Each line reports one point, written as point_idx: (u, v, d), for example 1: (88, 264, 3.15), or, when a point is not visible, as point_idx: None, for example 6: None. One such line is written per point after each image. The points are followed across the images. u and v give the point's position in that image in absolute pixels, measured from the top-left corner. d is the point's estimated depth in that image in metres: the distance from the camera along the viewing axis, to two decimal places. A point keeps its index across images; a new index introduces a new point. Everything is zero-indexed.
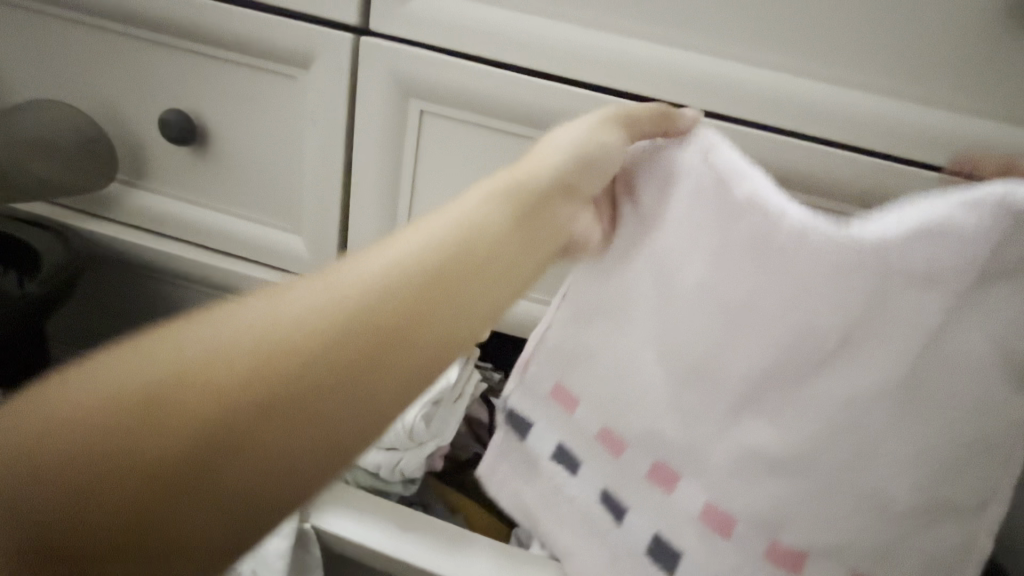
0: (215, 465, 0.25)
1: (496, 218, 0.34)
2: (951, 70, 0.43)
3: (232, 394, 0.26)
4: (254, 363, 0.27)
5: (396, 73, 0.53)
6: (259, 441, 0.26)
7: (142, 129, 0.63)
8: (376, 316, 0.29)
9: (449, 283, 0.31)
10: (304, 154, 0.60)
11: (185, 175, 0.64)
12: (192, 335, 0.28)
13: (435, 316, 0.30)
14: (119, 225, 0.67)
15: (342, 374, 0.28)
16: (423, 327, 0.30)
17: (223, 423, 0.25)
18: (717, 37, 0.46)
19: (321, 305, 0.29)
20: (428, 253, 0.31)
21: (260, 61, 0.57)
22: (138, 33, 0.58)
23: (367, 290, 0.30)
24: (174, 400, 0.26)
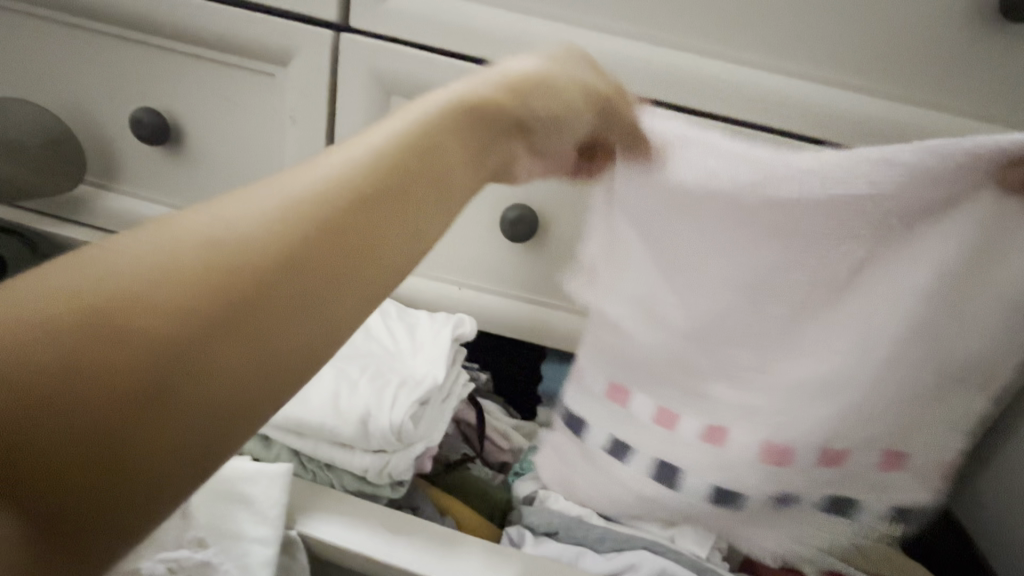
0: (27, 479, 0.17)
1: (434, 129, 0.25)
2: (932, 71, 0.44)
3: (38, 375, 0.17)
4: (69, 327, 0.18)
5: (377, 70, 0.52)
6: (89, 434, 0.18)
7: (113, 128, 0.60)
8: (263, 252, 0.20)
9: (372, 202, 0.22)
10: (283, 153, 0.57)
11: (159, 176, 0.62)
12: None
13: (354, 250, 0.22)
14: (89, 228, 0.64)
15: (216, 329, 0.19)
16: (338, 264, 0.21)
17: (28, 416, 0.17)
18: (704, 37, 0.46)
19: (178, 248, 0.20)
20: (342, 172, 0.22)
21: (235, 58, 0.54)
22: (106, 29, 0.55)
23: (252, 223, 0.21)
24: (48, 335, 0.18)
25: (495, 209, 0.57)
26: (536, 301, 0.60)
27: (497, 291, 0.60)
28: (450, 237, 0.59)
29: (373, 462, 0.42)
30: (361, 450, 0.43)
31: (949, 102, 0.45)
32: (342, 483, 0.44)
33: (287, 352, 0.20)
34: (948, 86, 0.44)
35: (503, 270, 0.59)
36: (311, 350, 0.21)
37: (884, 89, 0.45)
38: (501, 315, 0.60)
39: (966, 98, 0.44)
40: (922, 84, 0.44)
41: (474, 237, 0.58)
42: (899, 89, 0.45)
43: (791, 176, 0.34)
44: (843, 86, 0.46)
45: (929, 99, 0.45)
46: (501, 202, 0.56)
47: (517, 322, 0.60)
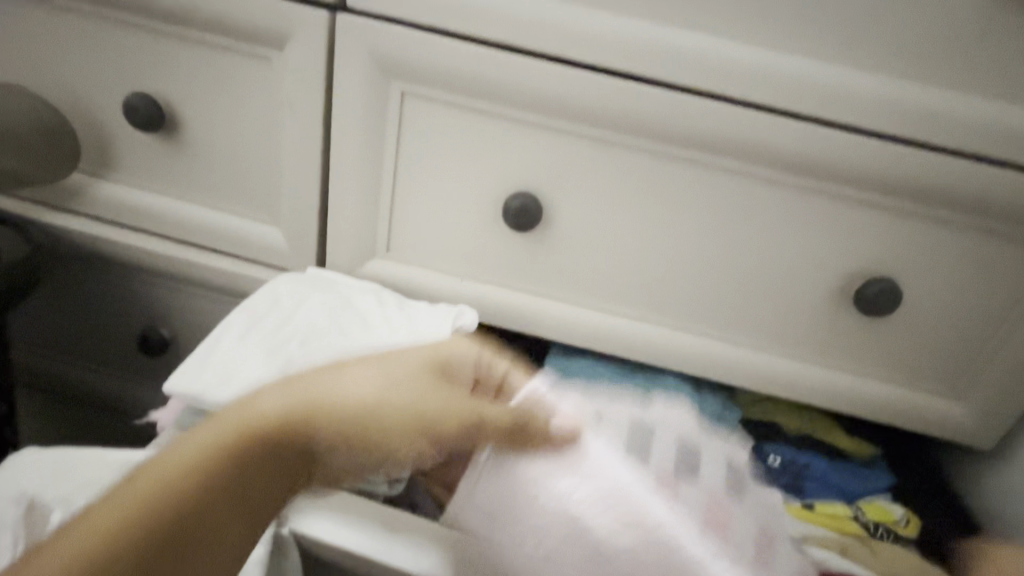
0: (286, 460, 0.34)
1: (429, 340, 0.42)
2: (939, 48, 0.45)
3: (261, 458, 0.33)
4: (265, 433, 0.34)
5: (376, 53, 0.50)
6: (309, 455, 0.35)
7: (106, 115, 0.59)
8: (356, 411, 0.37)
9: (415, 396, 0.40)
10: (280, 140, 0.56)
11: (153, 163, 0.60)
12: (175, 454, 0.33)
13: (416, 397, 0.40)
14: (83, 218, 0.63)
15: (358, 437, 0.37)
16: (414, 408, 0.40)
17: (275, 439, 0.34)
18: (713, 15, 0.46)
19: (290, 406, 0.35)
20: (377, 385, 0.39)
21: (230, 42, 0.53)
22: (98, 12, 0.54)
23: (351, 406, 0.37)
24: (210, 482, 0.32)
25: (498, 199, 0.55)
26: (539, 291, 0.58)
27: (500, 283, 0.59)
28: (452, 228, 0.57)
29: None
30: None
31: (953, 79, 0.46)
32: None
33: (375, 411, 0.38)
34: (951, 63, 0.45)
35: (505, 261, 0.57)
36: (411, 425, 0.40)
37: (891, 65, 0.46)
38: (503, 307, 0.59)
39: (970, 74, 0.45)
40: (930, 60, 0.45)
41: (476, 227, 0.57)
42: (906, 66, 0.46)
43: None
44: (849, 62, 0.46)
45: (934, 75, 0.46)
46: (504, 191, 0.55)
47: (520, 316, 0.59)
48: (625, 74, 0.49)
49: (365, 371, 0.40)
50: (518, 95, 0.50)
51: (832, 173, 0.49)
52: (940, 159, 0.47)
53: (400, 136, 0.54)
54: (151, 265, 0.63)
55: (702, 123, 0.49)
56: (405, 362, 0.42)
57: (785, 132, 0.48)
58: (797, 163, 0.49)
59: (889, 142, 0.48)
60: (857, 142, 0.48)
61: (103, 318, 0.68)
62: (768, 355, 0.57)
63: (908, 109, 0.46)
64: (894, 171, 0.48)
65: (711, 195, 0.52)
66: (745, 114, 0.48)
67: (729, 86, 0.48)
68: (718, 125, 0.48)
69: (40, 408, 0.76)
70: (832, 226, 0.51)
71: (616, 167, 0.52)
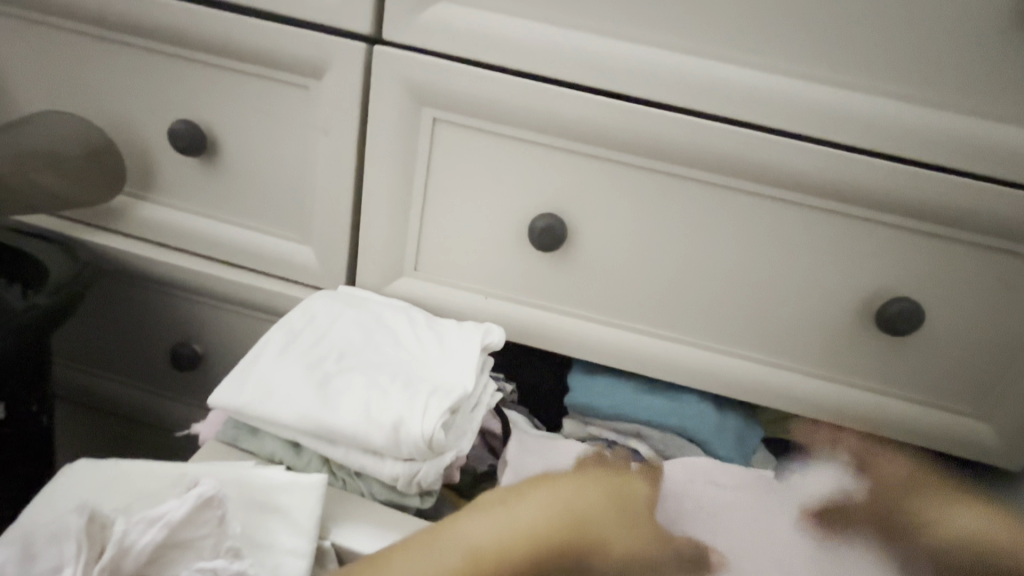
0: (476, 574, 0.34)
1: (587, 493, 0.38)
2: (949, 73, 0.46)
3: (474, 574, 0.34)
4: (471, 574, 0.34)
5: (409, 81, 0.52)
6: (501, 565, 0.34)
7: (151, 140, 0.62)
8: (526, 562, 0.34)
9: (578, 526, 0.36)
10: (316, 163, 0.58)
11: (194, 185, 0.63)
12: (432, 554, 0.35)
13: (580, 542, 0.36)
14: (125, 237, 0.66)
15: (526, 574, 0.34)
16: (581, 542, 0.36)
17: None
18: (729, 45, 0.48)
19: (462, 557, 0.34)
20: (543, 522, 0.36)
21: (271, 71, 0.56)
22: (148, 45, 0.57)
23: (507, 547, 0.35)
24: None
25: (523, 219, 0.57)
26: (563, 308, 0.60)
27: (524, 301, 0.60)
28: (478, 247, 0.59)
29: (404, 470, 0.41)
30: (391, 458, 0.41)
31: (966, 103, 0.47)
32: (371, 492, 0.42)
33: (561, 510, 0.36)
34: (964, 89, 0.46)
35: (529, 279, 0.59)
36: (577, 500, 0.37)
37: (905, 91, 0.47)
38: (527, 324, 0.60)
39: (983, 100, 0.46)
40: (941, 87, 0.47)
41: (501, 246, 0.58)
42: (919, 92, 0.47)
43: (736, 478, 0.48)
44: (864, 89, 0.47)
45: (946, 100, 0.47)
46: (529, 212, 0.56)
47: (543, 333, 0.60)
48: (645, 101, 0.50)
49: (520, 502, 0.37)
50: (544, 121, 0.52)
51: (849, 196, 0.50)
52: (955, 182, 0.48)
53: (430, 159, 0.56)
54: (187, 282, 0.66)
55: (723, 146, 0.50)
56: (546, 497, 0.37)
57: (802, 156, 0.49)
58: (815, 185, 0.50)
59: (902, 165, 0.49)
60: (874, 165, 0.49)
61: (138, 333, 0.70)
62: (791, 373, 0.58)
63: (927, 132, 0.47)
64: (910, 194, 0.49)
65: (732, 216, 0.53)
66: (762, 139, 0.49)
67: (746, 113, 0.49)
68: (739, 149, 0.50)
69: (73, 420, 0.79)
70: (852, 246, 0.52)
71: (639, 190, 0.53)
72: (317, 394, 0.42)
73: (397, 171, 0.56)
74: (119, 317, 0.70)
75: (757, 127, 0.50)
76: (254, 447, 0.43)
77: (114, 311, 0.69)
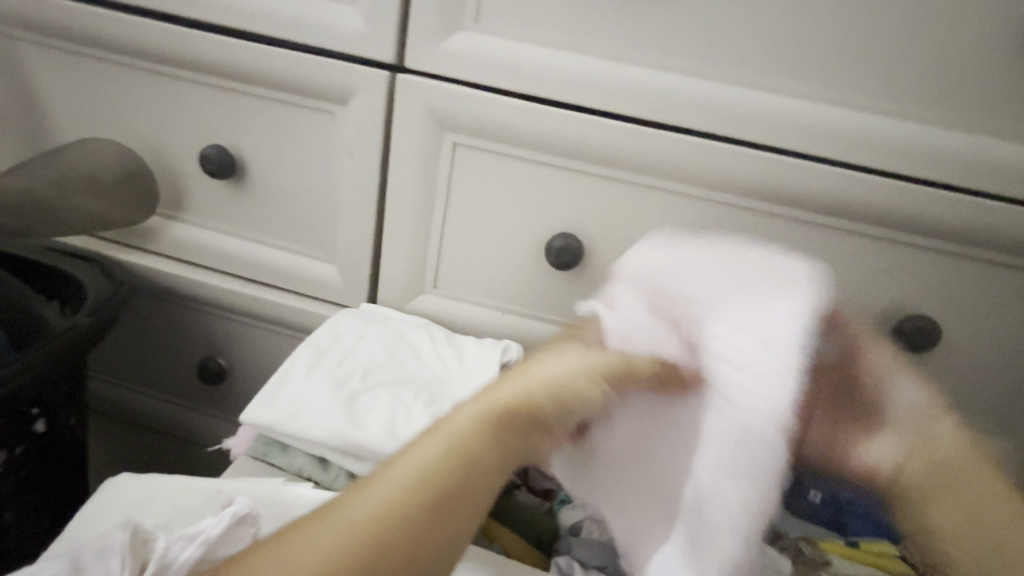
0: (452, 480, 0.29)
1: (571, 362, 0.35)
2: (968, 94, 0.46)
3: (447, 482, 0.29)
4: (441, 478, 0.29)
5: (431, 108, 0.54)
6: (478, 467, 0.30)
7: (182, 164, 0.65)
8: (496, 422, 0.32)
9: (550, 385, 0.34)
10: (339, 185, 0.60)
11: (222, 206, 0.66)
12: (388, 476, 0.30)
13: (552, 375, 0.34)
14: (157, 256, 0.69)
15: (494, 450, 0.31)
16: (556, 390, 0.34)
17: (417, 512, 0.28)
18: (743, 68, 0.48)
19: (428, 460, 0.30)
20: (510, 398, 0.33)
21: (298, 98, 0.58)
22: (181, 74, 0.60)
23: (471, 433, 0.31)
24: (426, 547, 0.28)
25: (540, 239, 0.58)
26: None
27: (541, 317, 0.61)
28: (496, 266, 0.60)
29: None
30: None
31: (986, 124, 0.46)
32: None
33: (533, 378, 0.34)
34: (983, 109, 0.46)
35: (545, 297, 0.60)
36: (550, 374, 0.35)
37: (922, 112, 0.47)
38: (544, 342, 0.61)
39: (1003, 120, 0.46)
40: (959, 108, 0.46)
41: (519, 265, 0.59)
42: (937, 113, 0.47)
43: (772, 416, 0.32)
44: (880, 110, 0.47)
45: (964, 121, 0.46)
46: (546, 231, 0.58)
47: None
48: (659, 124, 0.51)
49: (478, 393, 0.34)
50: (560, 144, 0.53)
51: (864, 215, 0.50)
52: (971, 203, 0.48)
53: (449, 181, 0.57)
54: (215, 298, 0.68)
55: (738, 168, 0.51)
56: (505, 382, 0.34)
57: (816, 176, 0.49)
58: (830, 206, 0.50)
59: (917, 185, 0.48)
60: (889, 186, 0.48)
61: (168, 347, 0.73)
62: None
63: (949, 156, 0.47)
64: (927, 214, 0.49)
65: (746, 235, 0.54)
66: (775, 160, 0.50)
67: (758, 135, 0.49)
68: (754, 170, 0.50)
69: (104, 430, 0.81)
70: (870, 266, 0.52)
71: (655, 210, 0.54)
72: (344, 411, 0.43)
73: (416, 193, 0.58)
74: (149, 332, 0.73)
75: (770, 149, 0.50)
76: (281, 463, 0.44)
77: (145, 326, 0.72)
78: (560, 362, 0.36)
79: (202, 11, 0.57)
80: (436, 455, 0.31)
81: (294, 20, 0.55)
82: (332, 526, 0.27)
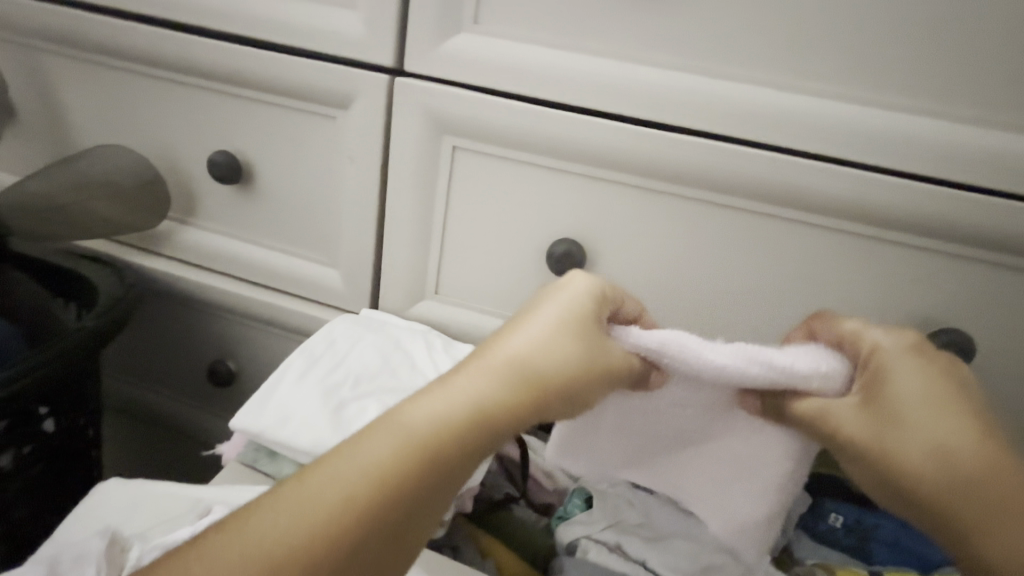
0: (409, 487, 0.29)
1: (552, 344, 0.33)
2: (1003, 89, 0.42)
3: (401, 486, 0.29)
4: (395, 480, 0.29)
5: (430, 111, 0.53)
6: (440, 471, 0.30)
7: (192, 169, 0.66)
8: (466, 427, 0.31)
9: (533, 384, 0.33)
10: (341, 190, 0.60)
11: (231, 211, 0.66)
12: (339, 469, 0.30)
13: (531, 373, 0.33)
14: (169, 260, 0.70)
15: (455, 454, 0.31)
16: (534, 396, 0.32)
17: (365, 516, 0.28)
18: (753, 66, 0.46)
19: (384, 457, 0.30)
20: (479, 399, 0.31)
21: (300, 103, 0.58)
22: (190, 81, 0.61)
23: (432, 431, 0.30)
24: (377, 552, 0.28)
25: (541, 244, 0.56)
26: None
27: None
28: (496, 271, 0.59)
29: None
30: None
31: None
32: None
33: (509, 370, 0.32)
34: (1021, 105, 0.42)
35: None
36: (528, 366, 0.33)
37: (951, 109, 0.43)
38: None
39: None
40: (993, 104, 0.42)
41: (520, 270, 0.58)
42: (968, 110, 0.43)
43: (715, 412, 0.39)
44: (904, 108, 0.44)
45: (999, 119, 0.43)
46: (546, 236, 0.56)
47: None
48: (664, 125, 0.49)
49: (444, 385, 0.32)
50: (561, 147, 0.52)
51: (886, 221, 0.47)
52: (1010, 208, 0.44)
53: (449, 185, 0.56)
54: (223, 301, 0.69)
55: (749, 170, 0.48)
56: (472, 372, 0.32)
57: (833, 179, 0.46)
58: (848, 210, 0.47)
59: (947, 189, 0.45)
60: (915, 189, 0.45)
61: (179, 349, 0.74)
62: None
63: (992, 158, 0.43)
64: (957, 220, 0.45)
65: (757, 241, 0.51)
66: (789, 161, 0.47)
67: (770, 135, 0.46)
68: (765, 172, 0.47)
69: (120, 429, 0.83)
70: (891, 275, 0.49)
71: (659, 214, 0.52)
72: (332, 420, 0.43)
73: (416, 198, 0.57)
74: (161, 333, 0.74)
75: (784, 150, 0.47)
76: (270, 472, 0.43)
77: (158, 328, 0.74)
78: (540, 337, 0.33)
79: (208, 19, 0.57)
80: (391, 454, 0.30)
81: (296, 26, 0.55)
82: (302, 498, 0.29)
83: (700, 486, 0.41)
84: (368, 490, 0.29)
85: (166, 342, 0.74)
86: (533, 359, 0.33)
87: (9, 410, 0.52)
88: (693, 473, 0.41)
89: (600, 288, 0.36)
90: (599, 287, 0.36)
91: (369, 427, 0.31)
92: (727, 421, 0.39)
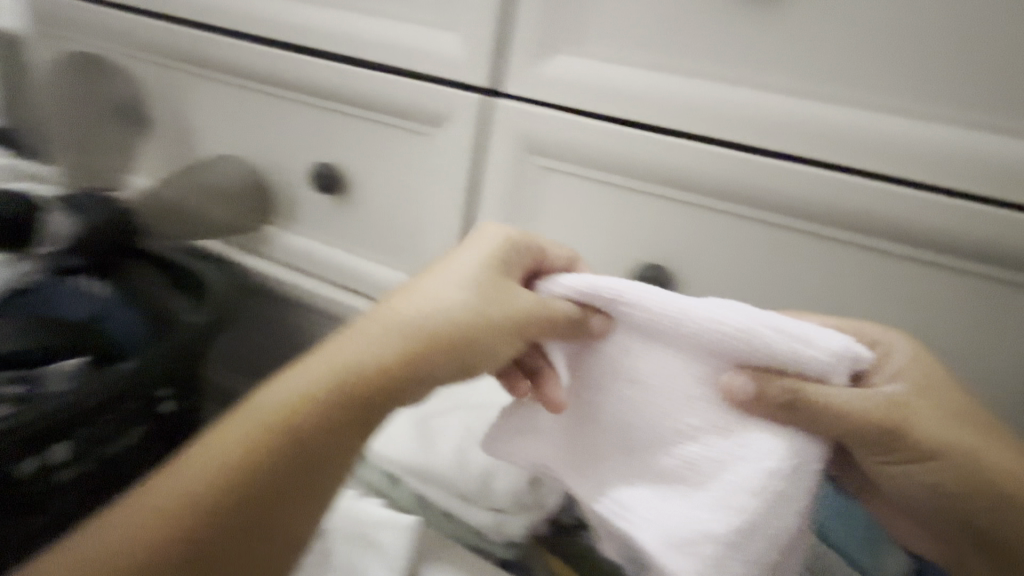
0: (346, 412, 0.34)
1: (453, 293, 0.37)
2: None
3: (294, 423, 0.34)
4: (286, 416, 0.34)
5: (520, 133, 0.54)
6: (373, 398, 0.35)
7: (293, 178, 0.70)
8: (345, 376, 0.35)
9: (426, 339, 0.36)
10: (428, 204, 0.62)
11: (326, 218, 0.71)
12: (274, 395, 0.35)
13: (403, 311, 0.37)
14: (268, 261, 0.76)
15: (337, 393, 0.35)
16: (427, 338, 0.36)
17: (263, 447, 0.33)
18: (868, 91, 0.43)
19: (302, 388, 0.35)
20: (417, 329, 0.36)
21: (395, 120, 0.61)
22: (295, 97, 0.66)
23: (351, 366, 0.35)
24: (257, 481, 0.32)
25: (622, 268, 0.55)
26: None
27: None
28: None
29: (491, 519, 0.43)
30: (480, 504, 0.43)
31: None
32: (460, 534, 0.44)
33: (425, 321, 0.36)
34: None
35: None
36: (418, 316, 0.37)
37: None
38: None
39: None
40: None
41: None
42: None
43: (700, 403, 0.36)
44: None
45: None
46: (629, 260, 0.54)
47: None
48: (763, 151, 0.46)
49: (366, 331, 0.37)
50: (649, 170, 0.50)
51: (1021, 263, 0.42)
52: None
53: (534, 205, 0.57)
54: (314, 302, 0.73)
55: (858, 202, 0.44)
56: (377, 338, 0.36)
57: (957, 216, 0.42)
58: (974, 249, 0.42)
59: None
60: None
61: (275, 343, 0.80)
62: None
63: (981, 160, 0.40)
64: None
65: (866, 280, 0.46)
66: (906, 194, 0.43)
67: (885, 165, 0.43)
68: (874, 204, 0.44)
69: None
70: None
71: (755, 244, 0.49)
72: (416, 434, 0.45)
73: (500, 215, 0.58)
74: (263, 328, 0.81)
75: (900, 182, 0.43)
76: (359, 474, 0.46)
77: (259, 322, 0.80)
78: (444, 289, 0.38)
79: (316, 41, 0.61)
80: (291, 398, 0.35)
81: (396, 48, 0.57)
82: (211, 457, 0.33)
83: (683, 508, 0.35)
84: (264, 432, 0.33)
85: (266, 335, 0.81)
86: (436, 316, 0.36)
87: (139, 390, 0.59)
88: (683, 499, 0.36)
89: (512, 246, 0.40)
90: (509, 249, 0.40)
91: (280, 376, 0.36)
92: (694, 401, 0.36)
